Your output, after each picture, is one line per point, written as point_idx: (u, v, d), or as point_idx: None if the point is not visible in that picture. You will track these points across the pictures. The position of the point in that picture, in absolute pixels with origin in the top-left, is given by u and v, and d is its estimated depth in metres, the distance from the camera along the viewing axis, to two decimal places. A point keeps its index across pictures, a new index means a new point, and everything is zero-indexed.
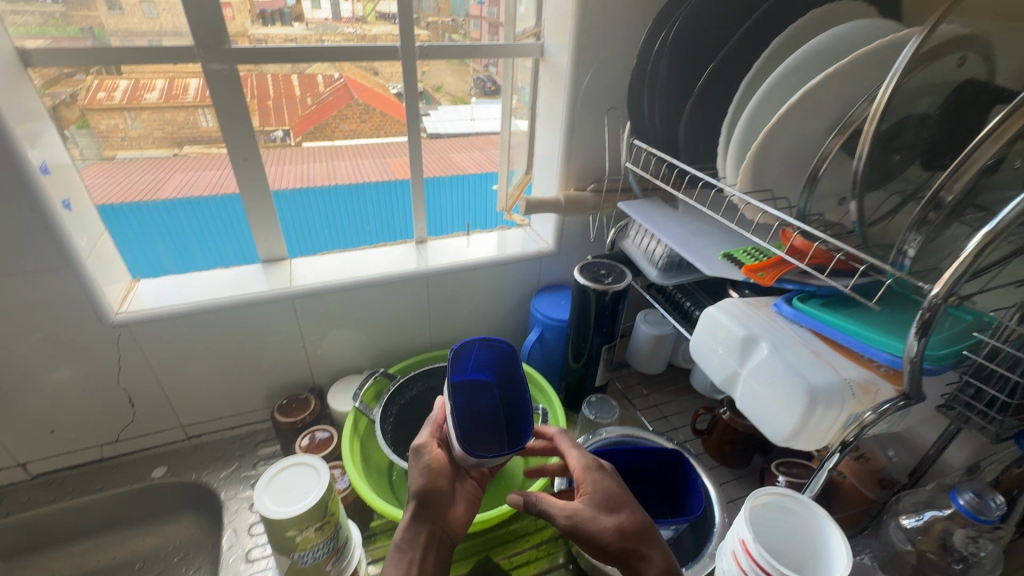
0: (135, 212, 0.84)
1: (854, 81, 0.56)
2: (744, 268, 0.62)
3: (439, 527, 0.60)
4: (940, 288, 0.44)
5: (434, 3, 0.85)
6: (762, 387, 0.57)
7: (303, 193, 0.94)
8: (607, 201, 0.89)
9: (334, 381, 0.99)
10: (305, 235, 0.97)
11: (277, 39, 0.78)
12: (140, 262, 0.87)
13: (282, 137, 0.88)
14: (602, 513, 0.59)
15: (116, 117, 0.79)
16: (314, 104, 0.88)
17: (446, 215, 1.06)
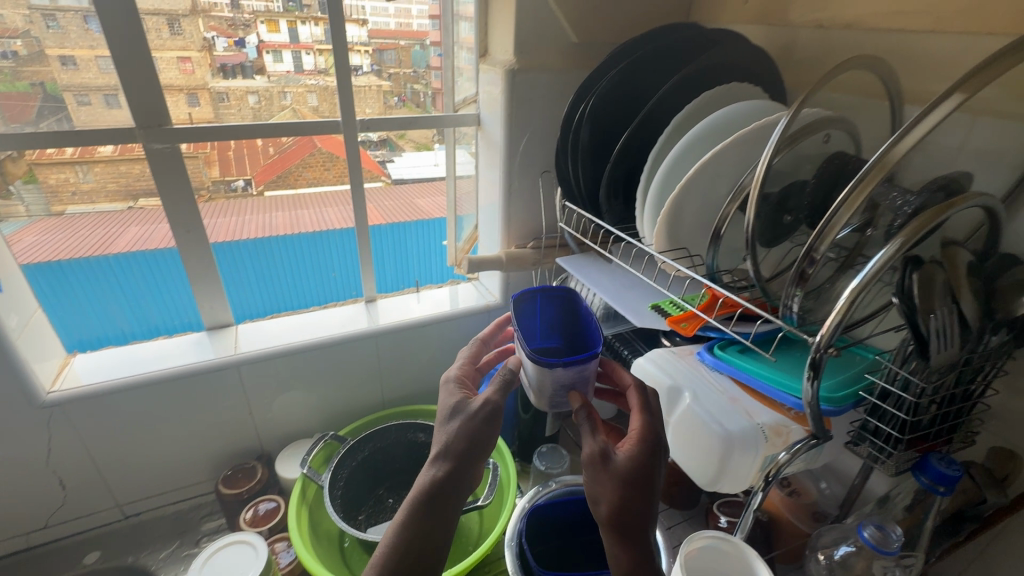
0: (84, 269, 0.83)
1: (743, 154, 0.63)
2: (668, 320, 0.66)
3: (460, 478, 0.61)
4: (822, 336, 0.48)
5: (395, 55, 0.92)
6: (688, 433, 0.62)
7: (265, 243, 0.94)
8: (548, 256, 0.93)
9: (283, 447, 0.97)
10: (268, 288, 0.98)
11: (238, 91, 0.83)
12: (89, 321, 0.87)
13: (243, 187, 0.90)
14: (625, 485, 0.56)
15: (67, 171, 0.78)
16: (277, 154, 0.89)
17: (415, 263, 1.10)
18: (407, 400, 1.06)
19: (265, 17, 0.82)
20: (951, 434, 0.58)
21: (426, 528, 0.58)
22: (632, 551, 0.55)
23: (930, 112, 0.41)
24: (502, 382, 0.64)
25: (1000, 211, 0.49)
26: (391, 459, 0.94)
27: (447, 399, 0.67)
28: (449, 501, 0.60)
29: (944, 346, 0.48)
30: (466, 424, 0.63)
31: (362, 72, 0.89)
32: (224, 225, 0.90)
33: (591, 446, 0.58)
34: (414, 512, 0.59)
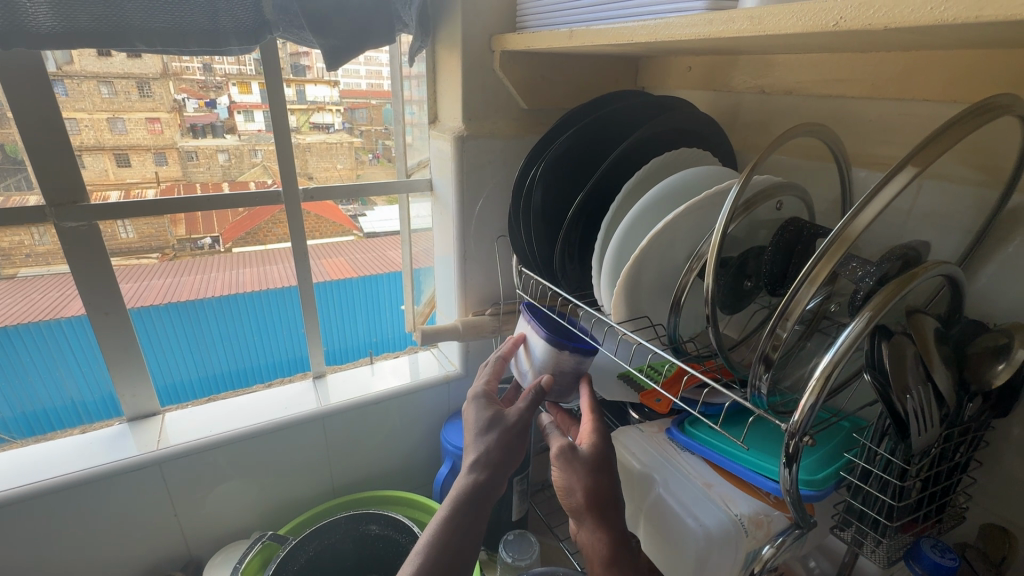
0: (34, 335, 0.77)
1: (697, 220, 0.61)
2: (641, 395, 0.63)
3: (489, 490, 0.61)
4: (796, 420, 0.44)
5: (367, 114, 0.93)
6: (665, 526, 0.57)
7: (231, 300, 0.91)
8: (507, 322, 0.89)
9: (215, 551, 0.86)
10: (232, 344, 0.94)
11: (207, 149, 0.83)
12: (36, 390, 0.80)
13: (210, 244, 0.89)
14: (595, 471, 0.56)
15: (23, 233, 0.72)
16: (246, 211, 0.86)
17: (387, 318, 1.08)
18: (360, 485, 0.97)
19: (237, 79, 0.80)
20: (939, 514, 0.53)
21: (454, 540, 0.57)
22: (611, 534, 0.54)
23: (884, 186, 0.39)
24: (532, 395, 0.64)
25: (961, 281, 0.47)
26: (339, 556, 0.84)
27: (481, 416, 0.65)
28: (475, 513, 0.60)
29: (925, 425, 0.45)
30: (497, 438, 0.63)
31: (334, 129, 0.90)
32: (188, 282, 0.90)
33: (559, 440, 0.57)
34: (446, 523, 0.58)
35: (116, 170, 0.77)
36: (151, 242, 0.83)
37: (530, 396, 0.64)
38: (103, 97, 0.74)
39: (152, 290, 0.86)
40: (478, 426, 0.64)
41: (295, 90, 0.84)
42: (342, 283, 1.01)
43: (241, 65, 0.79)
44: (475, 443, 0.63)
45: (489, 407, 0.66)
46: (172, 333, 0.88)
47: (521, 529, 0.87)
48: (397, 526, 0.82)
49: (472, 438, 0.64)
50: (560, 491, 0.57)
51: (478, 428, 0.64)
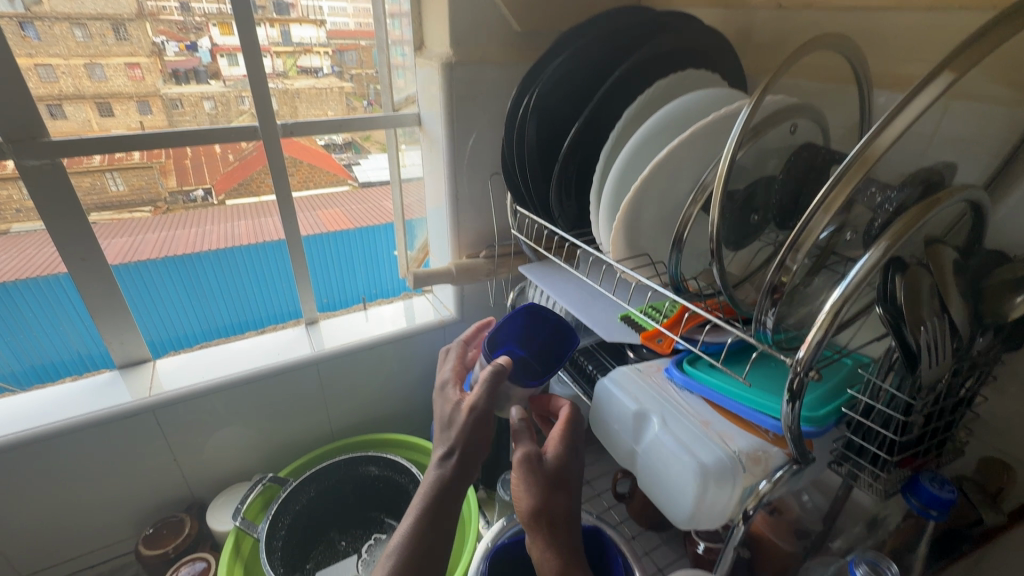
0: (32, 289, 0.75)
1: (703, 149, 0.57)
2: (642, 337, 0.60)
3: (458, 487, 0.57)
4: (802, 356, 0.42)
5: (357, 56, 0.88)
6: (658, 466, 0.54)
7: (229, 253, 0.87)
8: (502, 265, 0.86)
9: (218, 493, 0.87)
10: (232, 296, 0.91)
11: (192, 97, 0.77)
12: (40, 345, 0.79)
13: (202, 196, 0.84)
14: (547, 487, 0.56)
15: (9, 188, 0.69)
16: (237, 160, 0.82)
17: (385, 268, 1.05)
18: (358, 429, 0.97)
19: (217, 19, 0.74)
20: (939, 448, 0.53)
21: (422, 543, 0.54)
22: (561, 551, 0.54)
23: (913, 98, 0.35)
24: (490, 380, 0.58)
25: (985, 206, 0.44)
26: (340, 496, 0.85)
27: (446, 406, 0.62)
28: (442, 521, 0.56)
29: (936, 358, 0.43)
30: (463, 433, 0.58)
31: (323, 74, 0.85)
32: (183, 237, 0.85)
33: (526, 447, 0.57)
34: (414, 529, 0.54)
35: (100, 121, 0.71)
36: (142, 194, 0.80)
37: (483, 396, 0.58)
38: (79, 41, 0.71)
39: (147, 245, 0.82)
40: (444, 419, 0.60)
41: (280, 31, 0.79)
42: (342, 235, 0.96)
43: (220, 4, 0.73)
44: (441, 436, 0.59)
45: (452, 400, 0.62)
46: (170, 287, 0.85)
47: None
48: (396, 467, 0.84)
49: (438, 431, 0.60)
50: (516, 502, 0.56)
51: (444, 421, 0.60)
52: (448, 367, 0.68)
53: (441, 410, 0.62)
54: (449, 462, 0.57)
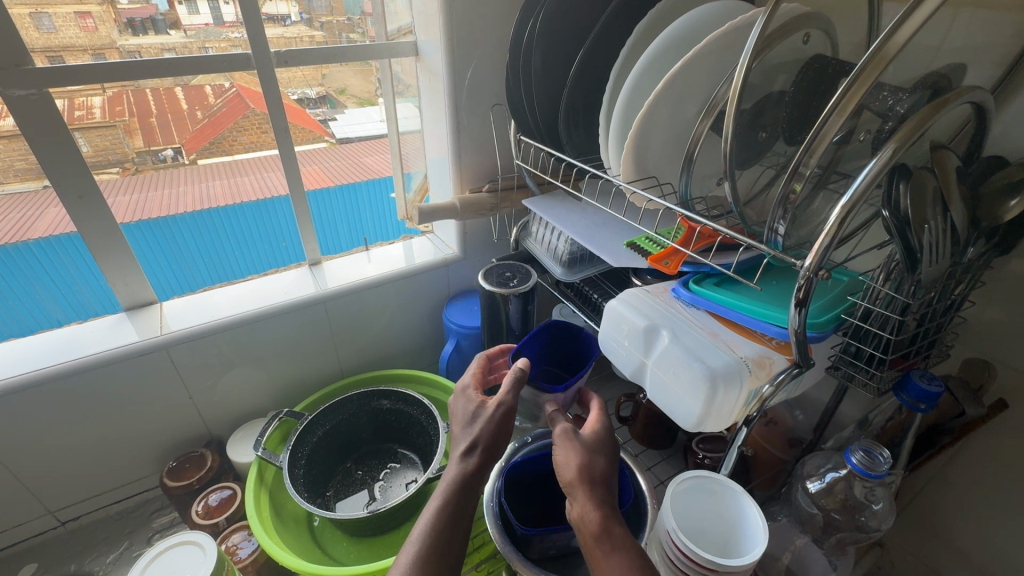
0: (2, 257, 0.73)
1: (714, 64, 0.57)
2: (649, 260, 0.61)
3: (481, 479, 0.58)
4: (811, 261, 0.44)
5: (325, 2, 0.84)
6: (668, 376, 0.57)
7: (205, 216, 0.90)
8: (505, 200, 0.86)
9: (235, 429, 0.89)
10: (215, 259, 0.92)
11: (152, 49, 0.71)
12: (18, 315, 0.77)
13: (173, 156, 0.88)
14: (584, 457, 0.59)
15: None
16: (206, 117, 0.85)
17: (369, 223, 1.05)
18: (366, 367, 0.99)
19: None
20: (929, 349, 0.56)
21: (454, 527, 0.54)
22: (601, 507, 0.55)
23: (920, 5, 0.35)
24: (513, 381, 0.62)
25: (990, 108, 0.45)
26: (356, 429, 0.89)
27: (468, 404, 0.64)
28: (467, 504, 0.56)
29: (935, 258, 0.45)
30: (487, 428, 0.60)
31: (290, 22, 0.80)
32: (155, 199, 0.86)
33: (566, 424, 0.64)
34: (442, 510, 0.55)
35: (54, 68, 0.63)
36: (110, 155, 0.76)
37: (512, 390, 0.62)
38: None
39: (119, 207, 0.79)
40: (468, 416, 0.62)
41: None
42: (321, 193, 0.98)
43: None
44: (465, 431, 0.61)
45: (475, 399, 0.64)
46: (151, 251, 0.85)
47: None
48: (408, 400, 0.87)
49: (460, 429, 0.62)
50: (559, 469, 0.60)
51: (466, 420, 0.62)
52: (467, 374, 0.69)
53: (462, 411, 0.63)
54: (472, 452, 0.58)
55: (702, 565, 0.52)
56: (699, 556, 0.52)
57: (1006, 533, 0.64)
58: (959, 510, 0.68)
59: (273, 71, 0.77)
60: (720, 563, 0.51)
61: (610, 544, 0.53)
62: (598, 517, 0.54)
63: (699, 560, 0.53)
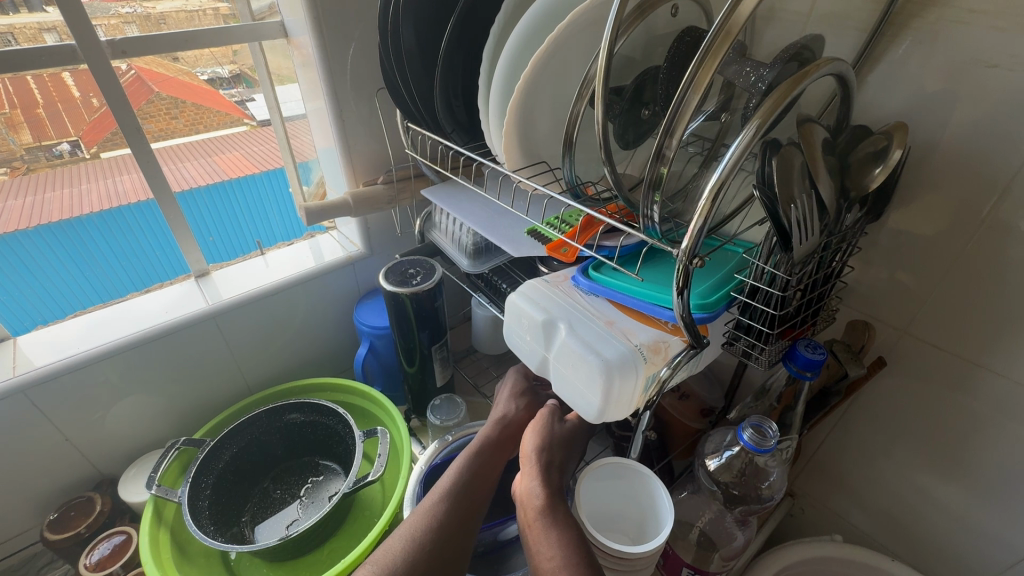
0: None
1: (585, 39, 0.54)
2: (547, 249, 0.60)
3: (506, 445, 0.69)
4: (685, 248, 0.43)
5: None
6: (568, 369, 0.55)
7: (119, 213, 0.92)
8: (403, 191, 0.81)
9: (130, 464, 0.82)
10: (128, 261, 0.90)
11: (29, 29, 0.63)
12: None
13: (70, 151, 0.84)
14: (550, 438, 0.63)
15: None
16: (102, 104, 0.73)
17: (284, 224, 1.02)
18: (278, 378, 0.93)
19: None
20: (814, 317, 0.58)
21: (478, 473, 0.65)
22: (552, 486, 0.58)
23: None
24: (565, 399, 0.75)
25: (852, 80, 0.45)
26: (268, 447, 0.83)
27: (520, 385, 0.77)
28: (486, 470, 0.66)
29: (806, 234, 0.45)
30: (528, 407, 0.73)
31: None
32: (55, 200, 0.91)
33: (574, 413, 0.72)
34: (466, 465, 0.65)
35: None
36: None
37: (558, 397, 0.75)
38: None
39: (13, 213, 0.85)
40: (516, 392, 0.75)
41: None
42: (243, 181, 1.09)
43: None
44: (508, 403, 0.74)
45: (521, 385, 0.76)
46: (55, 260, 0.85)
47: (448, 392, 0.89)
48: (321, 411, 0.82)
49: (506, 396, 0.75)
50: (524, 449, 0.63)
51: (515, 393, 0.75)
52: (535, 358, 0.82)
53: (511, 385, 0.77)
54: (506, 418, 0.71)
55: (611, 552, 0.53)
56: (607, 546, 0.52)
57: (894, 474, 0.69)
58: (855, 457, 0.73)
59: (109, 64, 0.67)
60: (625, 549, 0.51)
61: (550, 521, 0.54)
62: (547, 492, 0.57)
63: (608, 551, 0.52)
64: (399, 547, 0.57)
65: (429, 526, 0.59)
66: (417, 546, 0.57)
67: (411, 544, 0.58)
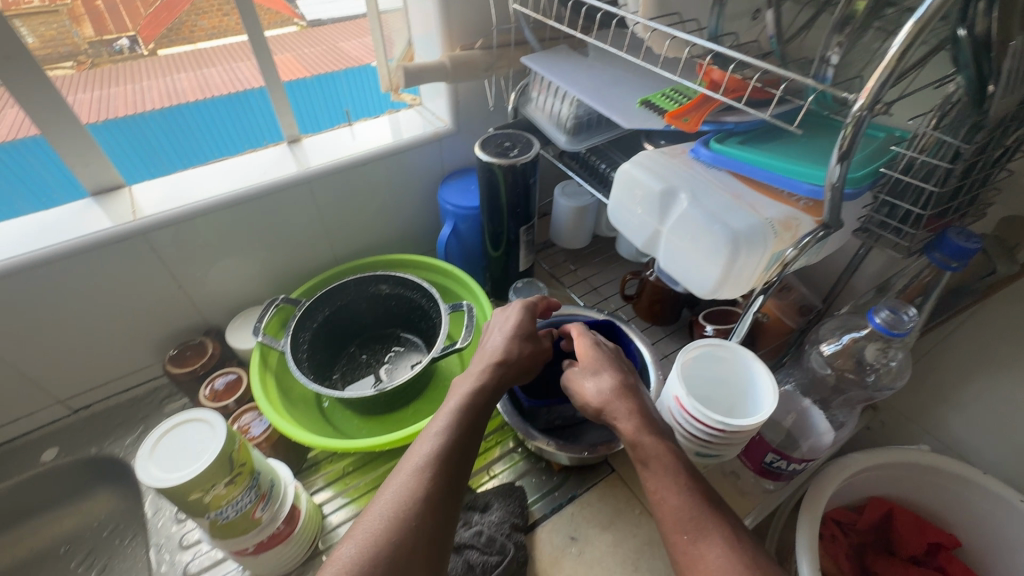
0: (15, 156, 0.76)
1: None
2: (667, 116, 0.55)
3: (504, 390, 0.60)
4: (864, 98, 0.38)
5: None
6: (684, 242, 0.53)
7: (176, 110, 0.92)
8: (501, 59, 0.76)
9: (232, 317, 0.88)
10: (182, 148, 0.89)
11: None
12: None
13: (127, 46, 0.91)
14: (602, 379, 0.59)
15: None
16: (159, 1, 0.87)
17: (366, 102, 1.00)
18: (362, 253, 0.96)
19: None
20: (967, 207, 0.52)
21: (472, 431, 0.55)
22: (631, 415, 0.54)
23: None
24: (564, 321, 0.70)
25: None
26: (356, 314, 0.87)
27: (524, 323, 0.66)
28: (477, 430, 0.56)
29: (1008, 87, 0.41)
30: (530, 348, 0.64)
31: None
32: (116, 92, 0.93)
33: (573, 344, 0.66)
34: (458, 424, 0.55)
35: None
36: (60, 47, 0.73)
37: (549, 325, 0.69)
38: None
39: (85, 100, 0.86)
40: (515, 330, 0.65)
41: None
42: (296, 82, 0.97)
43: None
44: (508, 342, 0.63)
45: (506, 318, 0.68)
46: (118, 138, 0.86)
47: (529, 278, 0.90)
48: (408, 285, 0.84)
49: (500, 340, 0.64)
50: (584, 398, 0.59)
51: (517, 332, 0.65)
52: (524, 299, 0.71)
53: (509, 322, 0.67)
54: (505, 361, 0.61)
55: (710, 426, 0.53)
56: (710, 420, 0.53)
57: (1005, 390, 0.66)
58: (960, 370, 0.69)
59: None
60: (730, 423, 0.52)
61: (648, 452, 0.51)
62: (628, 425, 0.53)
63: (710, 423, 0.53)
64: (394, 505, 0.48)
65: (424, 488, 0.50)
66: (409, 511, 0.48)
67: (403, 504, 0.48)
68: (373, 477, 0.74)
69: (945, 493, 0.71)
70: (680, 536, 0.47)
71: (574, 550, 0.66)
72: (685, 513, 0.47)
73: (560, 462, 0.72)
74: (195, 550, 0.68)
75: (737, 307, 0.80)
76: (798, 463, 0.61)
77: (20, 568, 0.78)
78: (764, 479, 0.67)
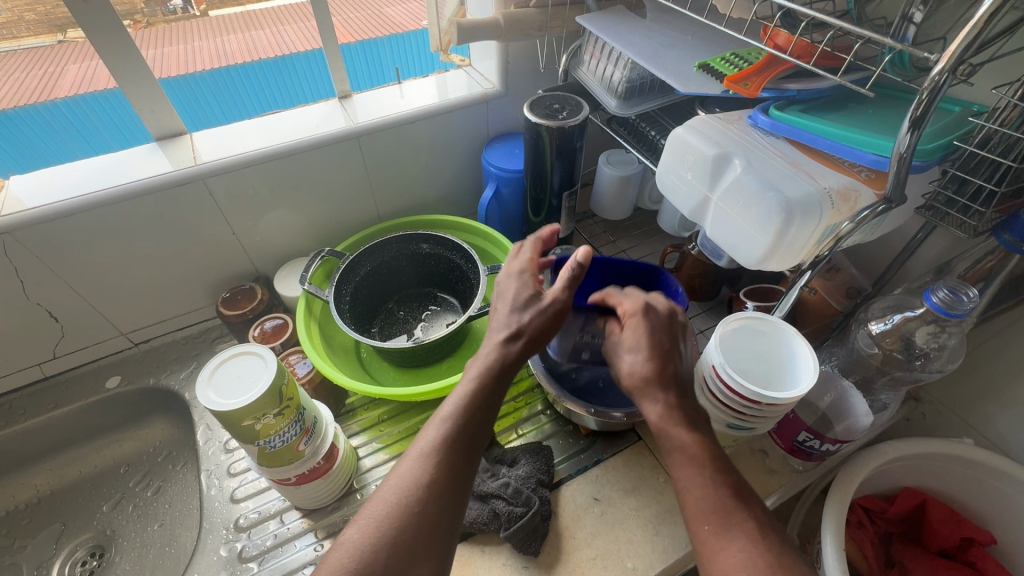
0: (74, 111, 0.77)
1: None
2: (726, 79, 0.53)
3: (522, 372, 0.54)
4: (947, 60, 0.36)
5: None
6: (734, 209, 0.52)
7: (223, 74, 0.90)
8: (556, 18, 0.74)
9: (280, 266, 0.92)
10: (231, 106, 0.91)
11: None
12: (38, 152, 0.77)
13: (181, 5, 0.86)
14: (646, 362, 0.52)
15: None
16: None
17: (414, 62, 1.00)
18: (404, 212, 0.97)
19: None
20: None
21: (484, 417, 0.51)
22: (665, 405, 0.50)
23: None
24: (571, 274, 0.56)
25: None
26: (397, 271, 0.89)
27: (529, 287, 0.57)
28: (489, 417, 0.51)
29: None
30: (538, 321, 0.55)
31: None
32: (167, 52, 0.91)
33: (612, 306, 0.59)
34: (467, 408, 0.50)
35: None
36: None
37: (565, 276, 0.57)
38: None
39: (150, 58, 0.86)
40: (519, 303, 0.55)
41: None
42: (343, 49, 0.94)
43: None
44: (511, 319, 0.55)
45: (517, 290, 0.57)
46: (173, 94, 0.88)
47: (568, 246, 0.90)
48: (449, 246, 0.85)
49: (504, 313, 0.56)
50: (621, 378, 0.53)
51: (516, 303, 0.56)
52: (521, 256, 0.63)
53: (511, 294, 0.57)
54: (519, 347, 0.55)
55: (745, 397, 0.53)
56: (745, 390, 0.52)
57: None
58: (1015, 364, 0.66)
59: None
60: (767, 395, 0.51)
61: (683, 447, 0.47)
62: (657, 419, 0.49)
63: (744, 394, 0.53)
64: (402, 490, 0.46)
65: (429, 473, 0.46)
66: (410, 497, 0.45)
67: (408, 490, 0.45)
68: (405, 426, 0.77)
69: (984, 488, 0.70)
70: (702, 526, 0.44)
71: (597, 510, 0.67)
72: (708, 505, 0.44)
73: (587, 426, 0.73)
74: (242, 478, 0.73)
75: (781, 286, 0.78)
76: (831, 443, 0.60)
77: (84, 483, 0.86)
78: (794, 458, 0.66)
